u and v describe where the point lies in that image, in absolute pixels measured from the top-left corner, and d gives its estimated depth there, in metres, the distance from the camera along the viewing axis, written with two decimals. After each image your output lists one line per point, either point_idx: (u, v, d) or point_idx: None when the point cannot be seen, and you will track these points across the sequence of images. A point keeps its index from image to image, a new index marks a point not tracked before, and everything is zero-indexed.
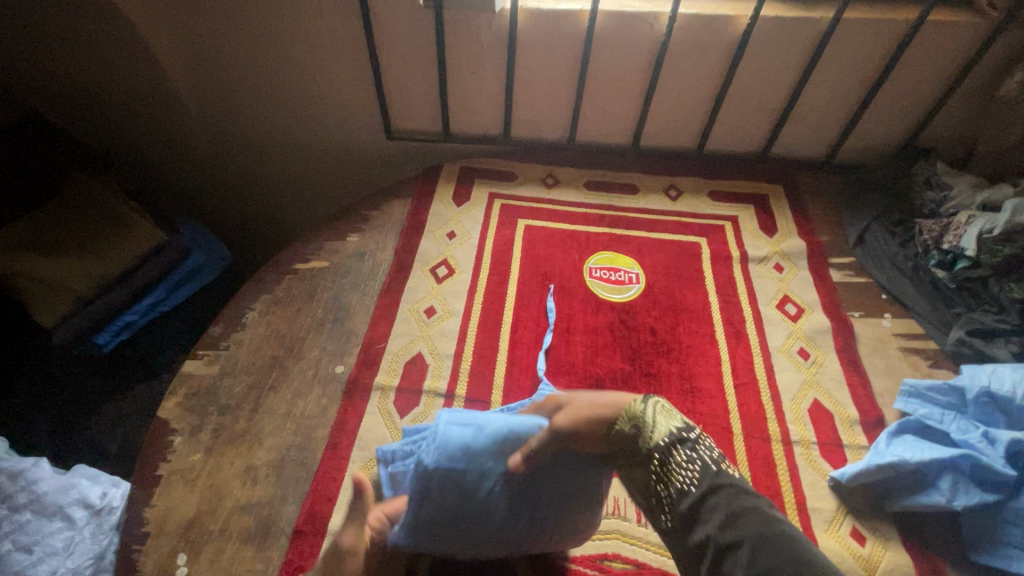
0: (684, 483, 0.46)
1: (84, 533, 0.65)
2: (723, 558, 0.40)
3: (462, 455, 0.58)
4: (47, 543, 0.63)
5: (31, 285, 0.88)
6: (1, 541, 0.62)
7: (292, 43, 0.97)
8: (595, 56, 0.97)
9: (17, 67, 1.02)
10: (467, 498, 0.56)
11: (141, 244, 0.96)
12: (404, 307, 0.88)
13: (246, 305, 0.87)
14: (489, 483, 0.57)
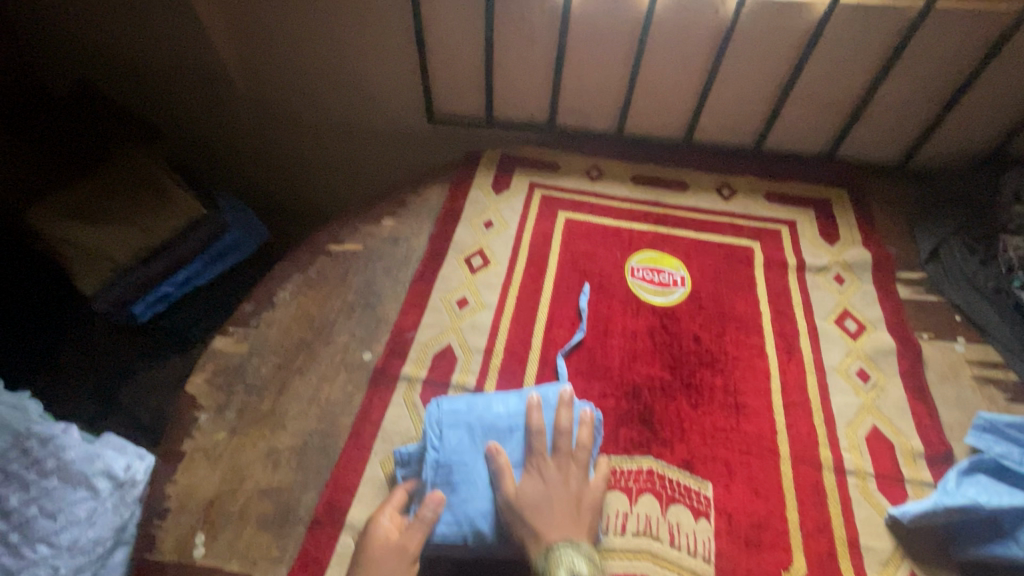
0: None
1: (107, 504, 0.64)
2: None
3: (473, 407, 0.66)
4: (70, 512, 0.63)
5: (75, 253, 0.89)
6: (28, 506, 0.62)
7: (339, 21, 0.94)
8: (652, 42, 0.91)
9: (76, 38, 1.04)
10: (474, 442, 0.64)
11: (180, 216, 0.95)
12: (436, 297, 0.85)
13: (278, 284, 0.86)
14: (500, 431, 0.65)
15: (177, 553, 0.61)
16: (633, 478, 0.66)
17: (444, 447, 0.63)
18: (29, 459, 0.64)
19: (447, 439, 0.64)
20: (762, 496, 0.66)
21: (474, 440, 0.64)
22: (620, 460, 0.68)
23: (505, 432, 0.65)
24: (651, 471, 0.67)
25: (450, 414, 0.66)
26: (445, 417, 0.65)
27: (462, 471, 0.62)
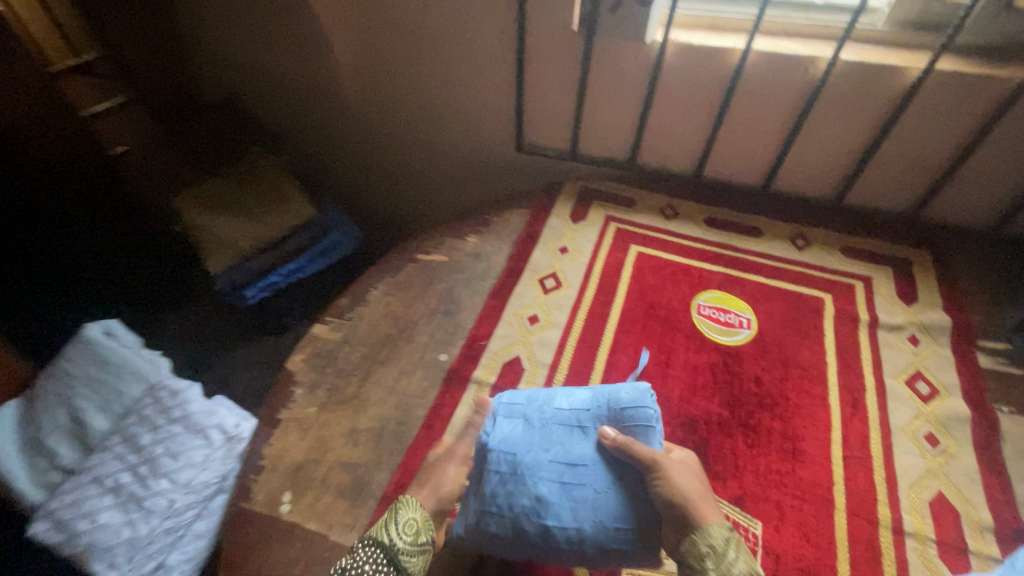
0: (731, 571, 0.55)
1: (218, 454, 0.74)
2: None
3: (535, 402, 0.72)
4: (188, 455, 0.72)
5: (207, 238, 1.03)
6: (157, 446, 0.73)
7: (450, 59, 1.07)
8: (738, 94, 0.96)
9: (231, 62, 1.23)
10: (529, 434, 0.69)
11: (295, 217, 1.08)
12: (509, 311, 0.92)
13: (371, 284, 0.96)
14: (555, 426, 0.69)
15: (267, 506, 0.70)
16: None
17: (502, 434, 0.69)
18: (162, 407, 0.76)
19: (503, 427, 0.70)
20: (811, 542, 0.66)
21: (530, 431, 0.69)
22: None
23: (563, 430, 0.68)
24: None
25: (509, 406, 0.73)
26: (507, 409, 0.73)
27: (511, 457, 0.66)
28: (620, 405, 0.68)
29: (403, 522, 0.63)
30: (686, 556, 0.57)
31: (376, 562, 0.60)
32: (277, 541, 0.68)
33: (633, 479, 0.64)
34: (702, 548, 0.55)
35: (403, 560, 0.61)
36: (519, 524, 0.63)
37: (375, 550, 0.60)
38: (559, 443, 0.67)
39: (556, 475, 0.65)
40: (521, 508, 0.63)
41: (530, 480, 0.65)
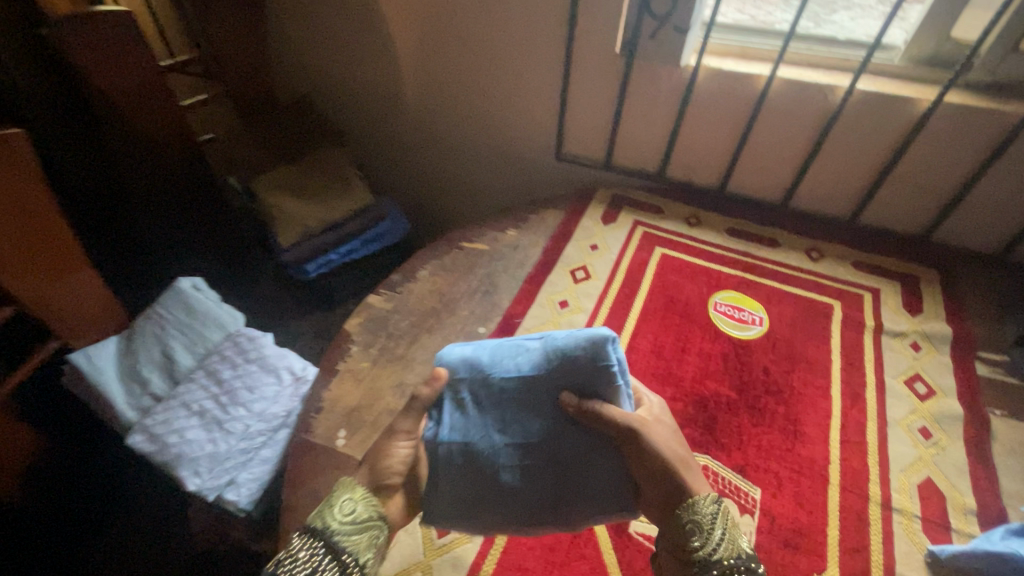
0: (715, 544, 0.59)
1: (286, 391, 0.86)
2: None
3: (482, 372, 0.68)
4: (262, 390, 0.85)
5: (279, 215, 1.16)
6: (235, 380, 0.85)
7: (503, 71, 1.20)
8: (762, 116, 1.06)
9: (304, 67, 1.38)
10: (484, 409, 0.67)
11: (356, 202, 1.21)
12: (542, 295, 1.02)
13: (420, 264, 1.08)
14: (509, 399, 0.67)
15: (325, 438, 0.81)
16: None
17: (452, 420, 0.66)
18: (240, 349, 0.89)
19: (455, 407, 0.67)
20: (806, 510, 0.74)
21: (487, 407, 0.67)
22: None
23: (522, 401, 0.66)
24: (706, 467, 0.78)
25: (458, 377, 0.68)
26: (451, 384, 0.68)
27: (471, 442, 0.65)
28: (579, 363, 0.65)
29: (340, 505, 0.62)
30: (672, 532, 0.62)
31: (311, 550, 0.59)
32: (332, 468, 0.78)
33: (601, 454, 0.64)
34: (688, 522, 0.61)
35: (340, 542, 0.59)
36: (491, 509, 0.65)
37: (309, 539, 0.60)
38: (516, 425, 0.66)
39: (522, 452, 0.65)
40: (490, 496, 0.64)
41: (495, 460, 0.65)
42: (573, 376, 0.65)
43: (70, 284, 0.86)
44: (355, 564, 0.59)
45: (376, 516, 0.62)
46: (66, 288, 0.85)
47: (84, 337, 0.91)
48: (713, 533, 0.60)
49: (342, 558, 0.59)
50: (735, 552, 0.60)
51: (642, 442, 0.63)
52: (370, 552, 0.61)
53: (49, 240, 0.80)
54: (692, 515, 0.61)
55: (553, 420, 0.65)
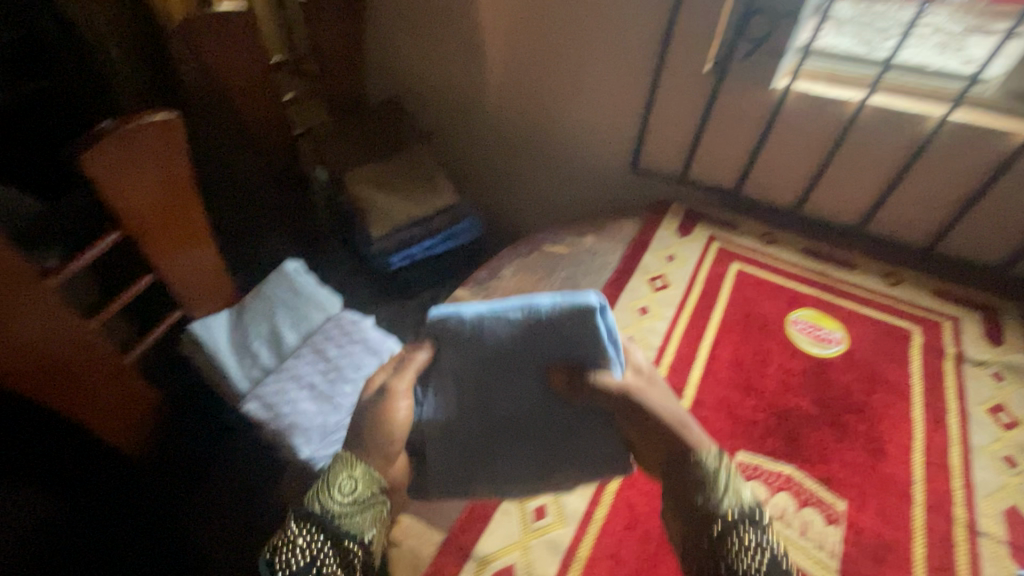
0: (721, 499, 0.62)
1: None
2: (727, 532, 0.60)
3: (462, 348, 0.69)
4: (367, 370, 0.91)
5: (370, 208, 1.23)
6: (342, 358, 0.92)
7: (589, 83, 1.26)
8: (848, 141, 1.08)
9: (393, 68, 1.45)
10: (470, 375, 0.70)
11: (441, 200, 1.27)
12: (623, 301, 1.06)
13: (504, 264, 1.13)
14: (495, 368, 0.70)
15: None
16: (773, 477, 0.80)
17: (436, 397, 0.73)
18: (344, 330, 0.95)
19: (444, 374, 0.72)
20: (891, 525, 0.76)
21: (474, 375, 0.70)
22: (764, 461, 0.82)
23: (511, 372, 0.70)
24: (790, 476, 0.80)
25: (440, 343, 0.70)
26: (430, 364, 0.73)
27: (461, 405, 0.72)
28: (567, 332, 0.66)
29: (337, 487, 0.64)
30: (676, 490, 0.65)
31: (310, 534, 0.62)
32: None
33: (585, 421, 0.72)
34: (693, 477, 0.64)
35: (342, 523, 0.63)
36: (481, 474, 0.73)
37: (307, 525, 0.62)
38: (500, 401, 0.71)
39: (514, 417, 0.72)
40: (478, 461, 0.73)
41: (486, 422, 0.72)
42: (562, 347, 0.67)
43: (198, 255, 0.92)
44: (358, 542, 0.63)
45: (375, 492, 0.66)
46: (194, 258, 0.91)
47: (203, 308, 0.98)
48: (719, 487, 0.63)
49: (344, 540, 0.62)
50: (738, 504, 0.62)
51: (633, 406, 0.68)
52: (373, 527, 0.65)
53: (187, 212, 0.87)
54: (688, 472, 0.65)
55: (537, 393, 0.71)
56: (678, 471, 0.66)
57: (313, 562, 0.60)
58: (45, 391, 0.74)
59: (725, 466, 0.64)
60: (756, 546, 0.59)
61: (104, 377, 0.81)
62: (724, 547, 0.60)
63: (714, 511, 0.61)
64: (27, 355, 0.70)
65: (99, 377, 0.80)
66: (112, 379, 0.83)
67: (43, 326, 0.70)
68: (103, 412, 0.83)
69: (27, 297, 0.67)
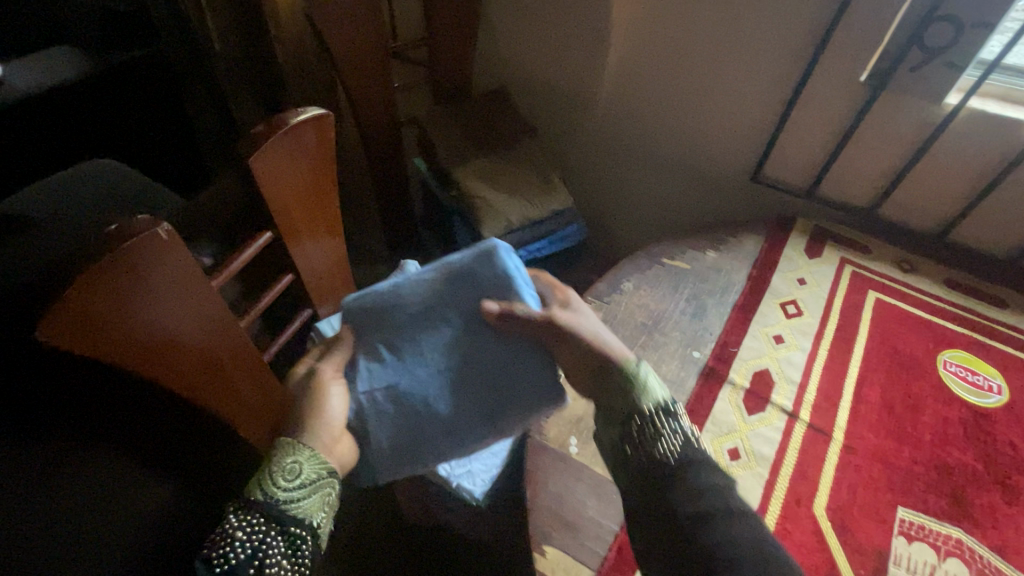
0: (643, 400, 0.63)
1: None
2: (648, 428, 0.61)
3: (384, 313, 0.73)
4: None
5: (482, 206, 1.19)
6: None
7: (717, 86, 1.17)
8: (1020, 168, 0.98)
9: (499, 55, 1.39)
10: (392, 340, 0.72)
11: (555, 202, 1.21)
12: (756, 326, 0.99)
13: (623, 276, 1.07)
14: (420, 328, 0.72)
15: (557, 442, 0.82)
16: (942, 540, 0.75)
17: (371, 369, 0.71)
18: None
19: (367, 346, 0.72)
20: None
21: (397, 341, 0.72)
22: (930, 521, 0.76)
23: (432, 326, 0.72)
24: (961, 541, 0.74)
25: (358, 318, 0.74)
26: (360, 333, 0.73)
27: (393, 374, 0.71)
28: (480, 272, 0.73)
29: (279, 473, 0.61)
30: (626, 414, 0.63)
31: (251, 526, 0.57)
32: (571, 474, 0.78)
33: (525, 364, 0.70)
34: (634, 395, 0.64)
35: (289, 509, 0.59)
36: (431, 437, 0.70)
37: (248, 514, 0.58)
38: (429, 358, 0.71)
39: (444, 374, 0.71)
40: (427, 423, 0.70)
41: (419, 384, 0.71)
42: (475, 289, 0.72)
43: (326, 248, 0.88)
44: (305, 528, 0.60)
45: (325, 474, 0.63)
46: (325, 253, 0.88)
47: (328, 302, 0.95)
48: (638, 387, 0.65)
49: (290, 527, 0.59)
50: (655, 400, 0.64)
51: (565, 334, 0.69)
52: (322, 512, 0.62)
53: (323, 201, 0.82)
54: (615, 382, 0.67)
55: (469, 341, 0.71)
56: (609, 386, 0.67)
57: (257, 555, 0.56)
58: (198, 395, 0.72)
59: (642, 369, 0.67)
60: (676, 431, 0.60)
61: (246, 379, 0.79)
62: (645, 438, 0.60)
63: (633, 402, 0.63)
64: (186, 360, 0.67)
65: (241, 380, 0.78)
66: (253, 380, 0.80)
67: (201, 332, 0.68)
68: (242, 413, 0.81)
69: (192, 303, 0.64)
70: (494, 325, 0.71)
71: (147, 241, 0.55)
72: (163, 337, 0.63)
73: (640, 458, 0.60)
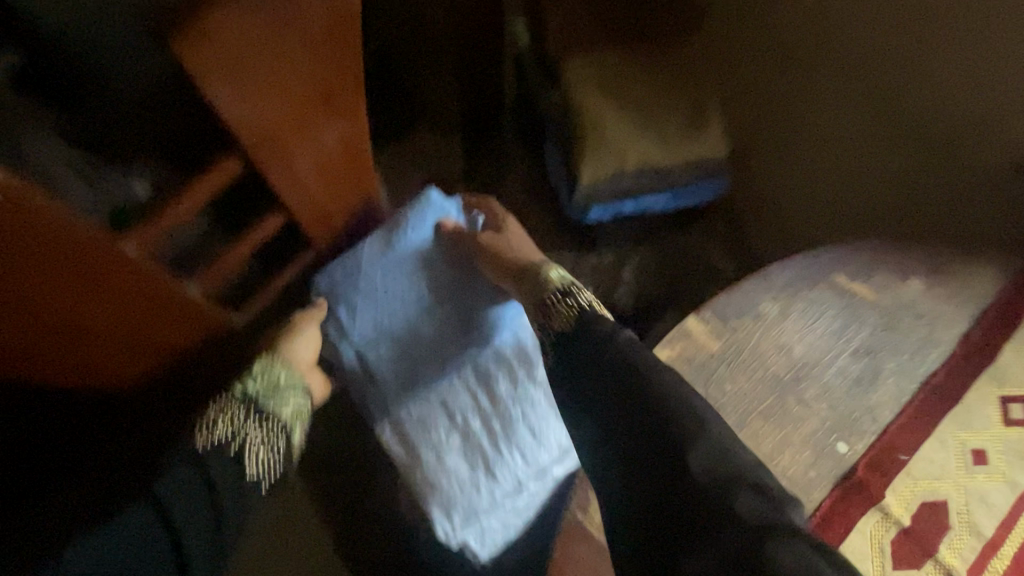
0: (542, 291, 0.64)
1: (563, 455, 0.72)
2: (547, 317, 0.62)
3: (350, 270, 0.70)
4: (541, 437, 0.71)
5: (595, 128, 0.85)
6: (517, 409, 0.71)
7: None
8: None
9: None
10: (366, 290, 0.70)
11: (702, 149, 0.86)
12: (948, 428, 0.65)
13: (765, 289, 0.72)
14: (386, 274, 0.70)
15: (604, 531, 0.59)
16: None
17: (354, 318, 0.70)
18: (525, 362, 0.70)
19: (344, 300, 0.71)
20: None
21: (368, 292, 0.70)
22: None
23: (399, 262, 0.71)
24: None
25: (329, 286, 0.71)
26: (333, 294, 0.71)
27: (371, 317, 0.70)
28: (419, 208, 0.73)
29: (257, 373, 0.62)
30: (538, 305, 0.64)
31: (229, 415, 0.58)
32: None
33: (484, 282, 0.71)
34: (545, 276, 0.65)
35: (266, 403, 0.61)
36: (422, 360, 0.70)
37: (228, 398, 0.60)
38: (404, 293, 0.71)
39: (420, 300, 0.71)
40: (417, 348, 0.70)
41: (398, 315, 0.70)
42: (416, 218, 0.72)
43: (338, 175, 0.59)
44: (281, 424, 0.61)
45: (298, 386, 0.64)
46: (330, 182, 0.60)
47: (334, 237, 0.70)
48: (540, 277, 0.66)
49: (264, 419, 0.60)
50: (559, 279, 0.65)
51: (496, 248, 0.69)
52: (296, 420, 0.63)
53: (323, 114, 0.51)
54: (528, 279, 0.66)
55: (435, 270, 0.72)
56: (525, 282, 0.66)
57: (234, 436, 0.58)
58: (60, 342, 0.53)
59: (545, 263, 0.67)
60: (569, 305, 0.61)
61: (139, 342, 0.60)
62: (548, 318, 0.62)
63: (535, 291, 0.64)
64: (49, 320, 0.49)
65: (139, 346, 0.60)
66: (151, 343, 0.61)
67: (93, 299, 0.48)
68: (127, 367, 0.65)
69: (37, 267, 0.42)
70: (448, 242, 0.72)
71: (26, 196, 0.36)
72: (18, 296, 0.44)
73: (550, 339, 0.61)
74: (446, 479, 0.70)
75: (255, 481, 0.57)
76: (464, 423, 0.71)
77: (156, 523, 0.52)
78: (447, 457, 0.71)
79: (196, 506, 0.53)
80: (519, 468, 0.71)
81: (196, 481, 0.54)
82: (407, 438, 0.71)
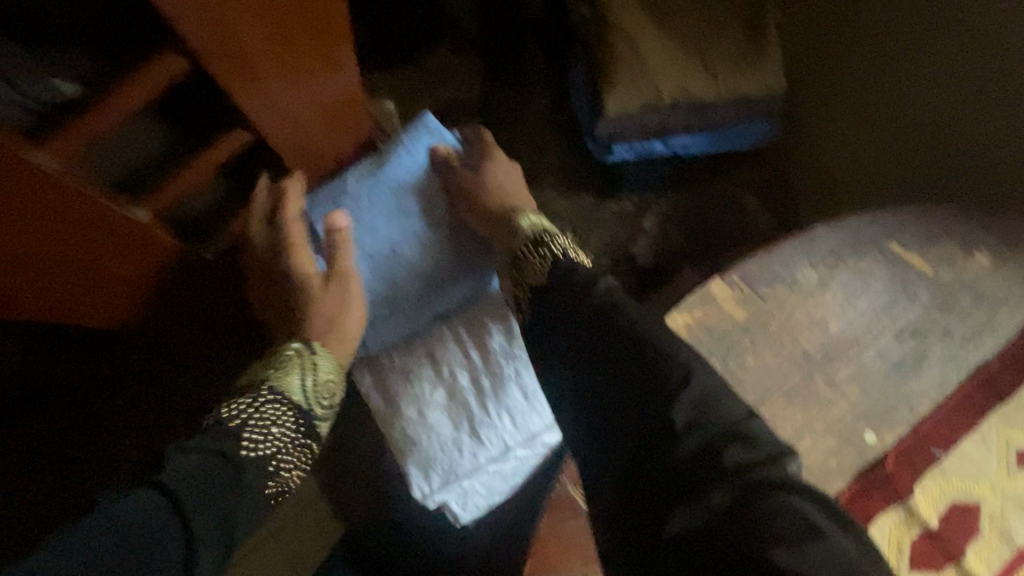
0: (516, 243, 0.60)
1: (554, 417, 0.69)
2: (518, 270, 0.59)
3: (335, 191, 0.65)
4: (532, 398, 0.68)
5: (626, 54, 0.75)
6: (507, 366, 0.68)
7: None
8: None
9: None
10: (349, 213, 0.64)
11: (754, 87, 0.78)
12: (993, 424, 0.57)
13: (804, 255, 0.64)
14: (373, 198, 0.65)
15: None
16: None
17: None
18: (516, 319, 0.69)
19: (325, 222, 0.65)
20: None
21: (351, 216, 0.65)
22: None
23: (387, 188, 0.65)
24: None
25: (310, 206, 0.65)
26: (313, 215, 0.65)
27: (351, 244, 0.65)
28: (414, 134, 0.68)
29: (302, 375, 0.57)
30: (513, 256, 0.59)
31: (273, 416, 0.53)
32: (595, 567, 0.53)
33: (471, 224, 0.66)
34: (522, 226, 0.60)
35: (307, 414, 0.56)
36: (404, 299, 0.66)
37: (274, 397, 0.54)
38: (390, 222, 0.65)
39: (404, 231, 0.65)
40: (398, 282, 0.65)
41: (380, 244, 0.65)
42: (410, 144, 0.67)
43: (314, 90, 0.53)
44: (313, 445, 0.56)
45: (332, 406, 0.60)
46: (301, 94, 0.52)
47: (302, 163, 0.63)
48: (515, 228, 0.61)
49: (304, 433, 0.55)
50: (534, 229, 0.60)
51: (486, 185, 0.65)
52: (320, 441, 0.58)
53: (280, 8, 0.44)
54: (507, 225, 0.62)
55: (425, 202, 0.66)
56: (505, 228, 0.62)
57: (275, 446, 0.51)
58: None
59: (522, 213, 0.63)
60: (542, 255, 0.57)
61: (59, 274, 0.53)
62: (522, 271, 0.58)
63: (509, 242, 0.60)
64: None
65: (86, 279, 0.55)
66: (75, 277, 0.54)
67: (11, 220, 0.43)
68: (78, 305, 0.59)
69: None
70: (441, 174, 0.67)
71: None
72: None
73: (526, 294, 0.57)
74: (427, 436, 0.67)
75: (272, 503, 0.49)
76: (451, 377, 0.68)
77: (176, 514, 0.41)
78: (430, 412, 0.67)
79: (223, 509, 0.43)
80: (507, 432, 0.68)
81: (228, 473, 0.45)
82: (388, 391, 0.68)
